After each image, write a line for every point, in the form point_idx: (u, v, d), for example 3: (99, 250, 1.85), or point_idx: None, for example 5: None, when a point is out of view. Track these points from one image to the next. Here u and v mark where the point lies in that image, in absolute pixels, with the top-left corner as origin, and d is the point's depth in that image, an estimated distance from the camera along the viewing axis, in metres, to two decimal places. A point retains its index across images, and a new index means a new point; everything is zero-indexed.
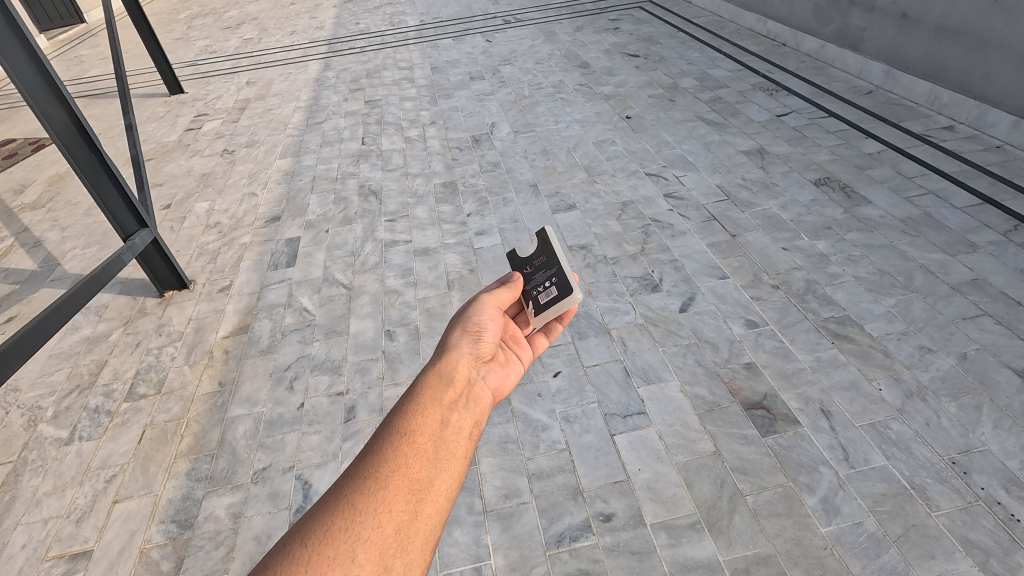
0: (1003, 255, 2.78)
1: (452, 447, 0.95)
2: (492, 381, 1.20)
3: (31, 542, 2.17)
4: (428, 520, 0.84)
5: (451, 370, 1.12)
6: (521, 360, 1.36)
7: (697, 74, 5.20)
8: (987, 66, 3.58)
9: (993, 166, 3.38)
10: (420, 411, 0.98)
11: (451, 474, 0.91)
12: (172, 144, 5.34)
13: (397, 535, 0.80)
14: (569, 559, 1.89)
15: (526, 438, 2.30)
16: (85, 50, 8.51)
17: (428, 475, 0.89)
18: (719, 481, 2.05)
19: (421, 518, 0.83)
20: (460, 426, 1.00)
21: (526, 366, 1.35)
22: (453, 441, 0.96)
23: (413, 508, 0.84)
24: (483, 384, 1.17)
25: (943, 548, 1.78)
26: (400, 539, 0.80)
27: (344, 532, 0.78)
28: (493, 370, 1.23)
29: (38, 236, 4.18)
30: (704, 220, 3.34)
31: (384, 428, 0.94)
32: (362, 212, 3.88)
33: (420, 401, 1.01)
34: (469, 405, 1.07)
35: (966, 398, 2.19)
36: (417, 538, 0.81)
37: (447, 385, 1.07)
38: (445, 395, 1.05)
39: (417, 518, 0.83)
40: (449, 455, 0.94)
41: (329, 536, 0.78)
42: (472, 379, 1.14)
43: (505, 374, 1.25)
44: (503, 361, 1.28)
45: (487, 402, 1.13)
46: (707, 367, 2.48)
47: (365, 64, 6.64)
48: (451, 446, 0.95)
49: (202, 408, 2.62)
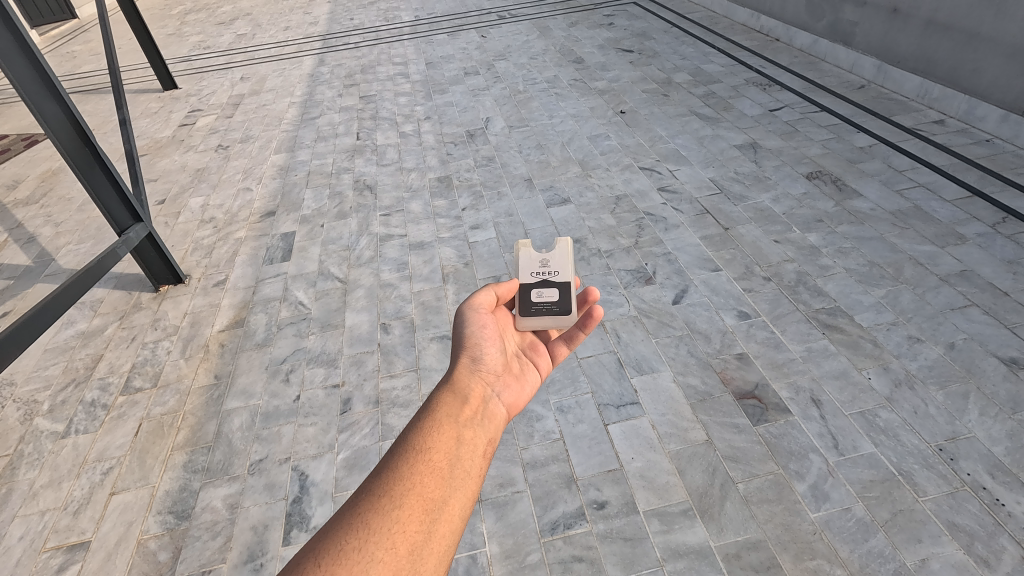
0: (991, 246, 2.82)
1: (467, 466, 0.96)
2: (507, 397, 1.21)
3: (28, 533, 2.18)
4: (440, 540, 0.84)
5: (466, 389, 1.13)
6: (539, 370, 1.37)
7: (690, 69, 5.22)
8: (976, 60, 3.62)
9: (982, 159, 3.42)
10: (436, 429, 0.99)
11: (466, 493, 0.91)
12: (165, 139, 5.33)
13: (411, 556, 0.80)
14: (563, 546, 1.92)
15: (520, 428, 2.32)
16: (77, 46, 8.47)
17: (442, 494, 0.89)
18: (711, 469, 2.07)
19: (435, 538, 0.84)
20: (474, 444, 1.01)
21: (545, 376, 1.37)
22: (468, 460, 0.97)
23: (427, 528, 0.84)
24: (497, 400, 1.17)
25: (928, 532, 1.81)
26: (413, 559, 0.80)
27: (358, 552, 0.78)
28: (508, 385, 1.23)
29: (32, 231, 4.18)
30: (697, 214, 3.37)
31: (400, 446, 0.95)
32: (357, 206, 3.89)
33: (435, 419, 1.02)
34: (484, 423, 1.08)
35: (953, 387, 2.22)
36: (430, 558, 0.81)
37: (462, 404, 1.08)
38: (460, 413, 1.06)
39: (430, 538, 0.83)
40: (464, 474, 0.94)
41: (344, 557, 0.78)
42: (485, 397, 1.15)
43: (520, 389, 1.25)
44: (516, 373, 1.29)
45: (501, 419, 1.14)
46: (699, 358, 2.51)
47: (359, 60, 6.63)
48: (465, 466, 0.96)
49: (198, 401, 2.63)
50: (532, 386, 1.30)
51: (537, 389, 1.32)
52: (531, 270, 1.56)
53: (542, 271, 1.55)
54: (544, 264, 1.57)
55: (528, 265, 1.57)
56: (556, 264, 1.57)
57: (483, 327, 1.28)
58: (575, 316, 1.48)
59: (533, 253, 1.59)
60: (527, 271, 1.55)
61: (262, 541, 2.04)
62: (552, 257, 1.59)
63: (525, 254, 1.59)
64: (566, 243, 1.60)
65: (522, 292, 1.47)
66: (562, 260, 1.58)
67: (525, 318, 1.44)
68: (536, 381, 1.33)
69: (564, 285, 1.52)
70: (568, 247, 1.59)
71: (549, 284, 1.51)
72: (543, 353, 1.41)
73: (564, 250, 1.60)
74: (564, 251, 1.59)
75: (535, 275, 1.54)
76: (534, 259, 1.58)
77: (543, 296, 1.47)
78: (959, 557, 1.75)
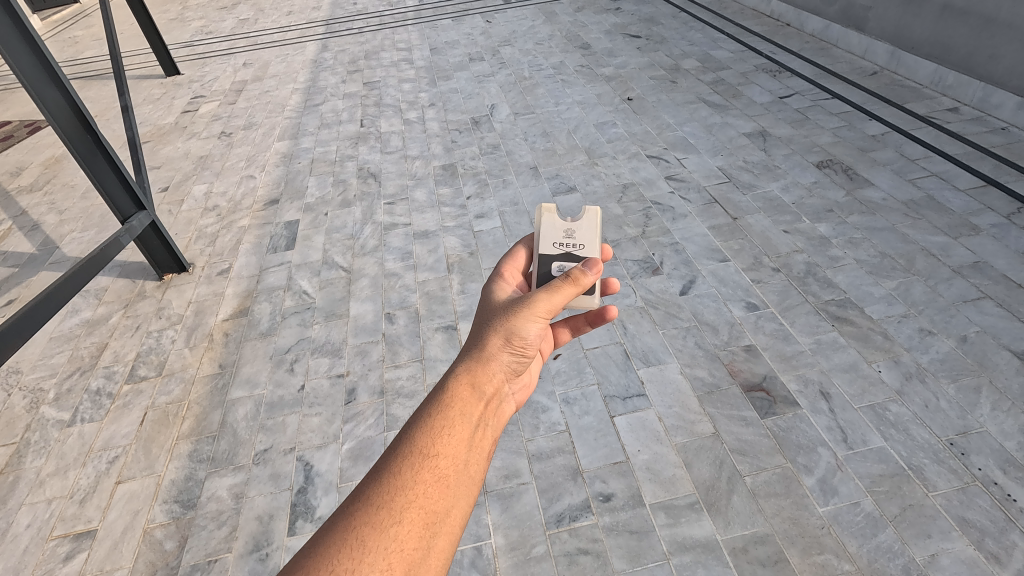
0: (1005, 237, 2.77)
1: (478, 474, 0.83)
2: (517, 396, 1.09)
3: (35, 521, 2.19)
4: (441, 557, 0.73)
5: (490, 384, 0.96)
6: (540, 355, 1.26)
7: (699, 55, 5.13)
8: (993, 47, 3.53)
9: (997, 148, 3.35)
10: (449, 429, 0.84)
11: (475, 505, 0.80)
12: (168, 126, 5.30)
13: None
14: (569, 538, 1.91)
15: (526, 420, 2.31)
16: (79, 31, 8.42)
17: (448, 505, 0.77)
18: (717, 462, 2.06)
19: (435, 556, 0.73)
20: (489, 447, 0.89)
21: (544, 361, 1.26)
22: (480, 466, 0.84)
23: (428, 544, 0.73)
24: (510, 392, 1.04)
25: (939, 527, 1.79)
26: None
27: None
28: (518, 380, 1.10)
29: (36, 219, 4.17)
30: (706, 203, 3.32)
31: (407, 442, 0.81)
32: (362, 195, 3.86)
33: (451, 412, 0.86)
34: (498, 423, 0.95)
35: (965, 380, 2.19)
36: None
37: (484, 400, 0.93)
38: (480, 410, 0.91)
39: (430, 555, 0.72)
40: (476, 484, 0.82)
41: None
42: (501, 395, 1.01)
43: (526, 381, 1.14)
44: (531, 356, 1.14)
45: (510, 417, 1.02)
46: (707, 350, 2.48)
47: (363, 45, 6.55)
48: (476, 470, 0.83)
49: (203, 390, 2.62)
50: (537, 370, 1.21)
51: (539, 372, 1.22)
52: (554, 240, 1.38)
53: (567, 243, 1.38)
54: (569, 235, 1.39)
55: (551, 233, 1.38)
56: (581, 236, 1.39)
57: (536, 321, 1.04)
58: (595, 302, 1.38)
59: (558, 220, 1.40)
60: (550, 239, 1.37)
61: (268, 531, 2.04)
62: (578, 226, 1.40)
63: (549, 219, 1.41)
64: (595, 213, 1.43)
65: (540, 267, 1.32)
66: (588, 234, 1.40)
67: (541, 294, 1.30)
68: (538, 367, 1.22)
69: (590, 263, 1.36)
70: (596, 217, 1.42)
71: (572, 259, 1.35)
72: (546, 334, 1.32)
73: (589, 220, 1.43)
74: (592, 222, 1.41)
75: (557, 246, 1.37)
76: (558, 227, 1.40)
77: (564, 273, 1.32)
78: (969, 552, 1.73)
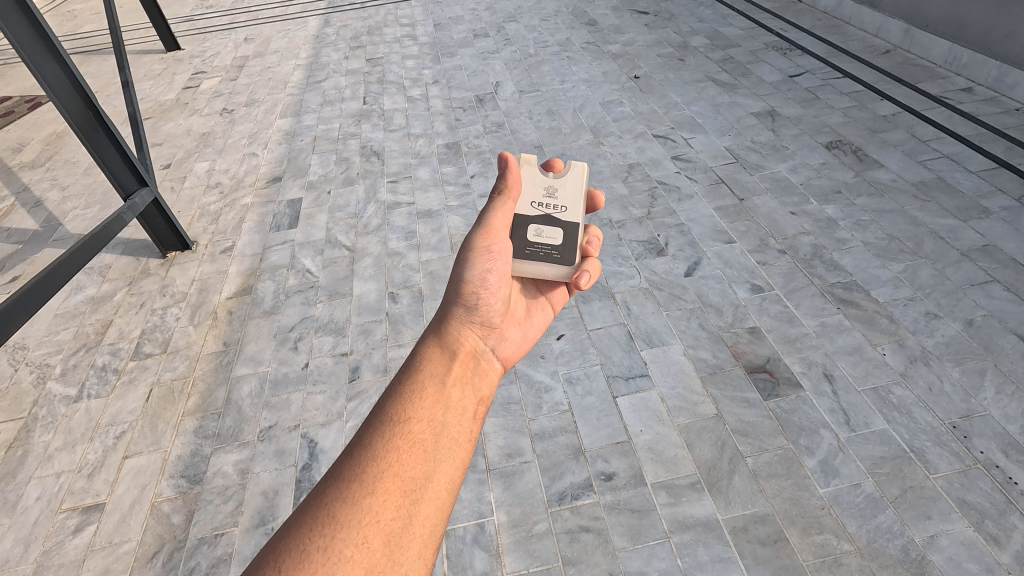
0: (1016, 221, 2.74)
1: (452, 434, 0.94)
2: (501, 352, 1.20)
3: (45, 494, 2.23)
4: (423, 521, 0.83)
5: (455, 343, 1.10)
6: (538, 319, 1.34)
7: (708, 32, 5.03)
8: (1011, 25, 3.44)
9: (1010, 129, 3.29)
10: (418, 396, 0.96)
11: (450, 466, 0.90)
12: (170, 102, 5.24)
13: (387, 547, 0.78)
14: (571, 516, 1.93)
15: (529, 399, 2.32)
16: (79, 4, 8.33)
17: (424, 472, 0.87)
18: (720, 442, 2.06)
19: (417, 521, 0.82)
20: (463, 407, 1.00)
21: (547, 319, 1.37)
22: (453, 427, 0.95)
23: (407, 511, 0.82)
24: (490, 354, 1.17)
25: (939, 509, 1.80)
26: (390, 551, 0.78)
27: (323, 553, 0.75)
28: (502, 338, 1.22)
29: (39, 196, 4.15)
30: (712, 183, 3.29)
31: (376, 419, 0.92)
32: (365, 173, 3.83)
33: (419, 382, 0.99)
34: (473, 382, 1.06)
35: (970, 364, 2.18)
36: (412, 544, 0.80)
37: (453, 360, 1.07)
38: (449, 371, 1.04)
39: (411, 522, 0.81)
40: (450, 444, 0.92)
41: (308, 558, 0.75)
42: (478, 353, 1.14)
43: (514, 340, 1.24)
44: (518, 319, 1.29)
45: (494, 375, 1.13)
46: (711, 331, 2.47)
47: (366, 21, 6.44)
48: (451, 434, 0.94)
49: (208, 367, 2.64)
50: (537, 332, 1.32)
51: (540, 331, 1.33)
52: (535, 199, 1.42)
53: (548, 203, 1.42)
54: (551, 194, 1.43)
55: (532, 190, 1.43)
56: (565, 197, 1.44)
57: (495, 273, 1.21)
58: (575, 268, 1.38)
59: (541, 176, 1.44)
60: (531, 198, 1.42)
61: (273, 506, 2.07)
62: (561, 184, 1.45)
63: (533, 174, 1.45)
64: (580, 169, 1.47)
65: (522, 228, 1.37)
66: (571, 191, 1.44)
67: (519, 259, 1.33)
68: (536, 330, 1.32)
69: (571, 224, 1.40)
70: (581, 174, 1.46)
71: (553, 221, 1.40)
72: (544, 302, 1.38)
73: (575, 177, 1.46)
74: (576, 178, 1.46)
75: (539, 206, 1.42)
76: (541, 181, 1.45)
77: (542, 238, 1.37)
78: (968, 534, 1.74)
